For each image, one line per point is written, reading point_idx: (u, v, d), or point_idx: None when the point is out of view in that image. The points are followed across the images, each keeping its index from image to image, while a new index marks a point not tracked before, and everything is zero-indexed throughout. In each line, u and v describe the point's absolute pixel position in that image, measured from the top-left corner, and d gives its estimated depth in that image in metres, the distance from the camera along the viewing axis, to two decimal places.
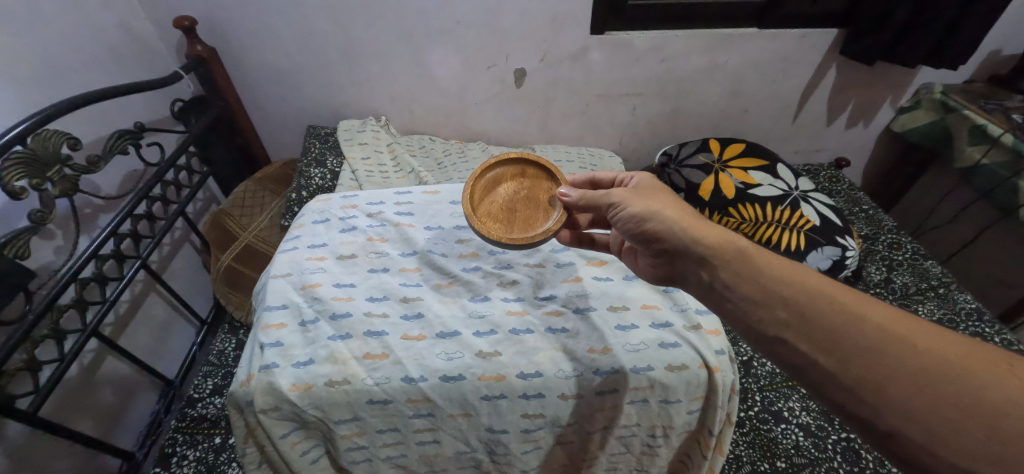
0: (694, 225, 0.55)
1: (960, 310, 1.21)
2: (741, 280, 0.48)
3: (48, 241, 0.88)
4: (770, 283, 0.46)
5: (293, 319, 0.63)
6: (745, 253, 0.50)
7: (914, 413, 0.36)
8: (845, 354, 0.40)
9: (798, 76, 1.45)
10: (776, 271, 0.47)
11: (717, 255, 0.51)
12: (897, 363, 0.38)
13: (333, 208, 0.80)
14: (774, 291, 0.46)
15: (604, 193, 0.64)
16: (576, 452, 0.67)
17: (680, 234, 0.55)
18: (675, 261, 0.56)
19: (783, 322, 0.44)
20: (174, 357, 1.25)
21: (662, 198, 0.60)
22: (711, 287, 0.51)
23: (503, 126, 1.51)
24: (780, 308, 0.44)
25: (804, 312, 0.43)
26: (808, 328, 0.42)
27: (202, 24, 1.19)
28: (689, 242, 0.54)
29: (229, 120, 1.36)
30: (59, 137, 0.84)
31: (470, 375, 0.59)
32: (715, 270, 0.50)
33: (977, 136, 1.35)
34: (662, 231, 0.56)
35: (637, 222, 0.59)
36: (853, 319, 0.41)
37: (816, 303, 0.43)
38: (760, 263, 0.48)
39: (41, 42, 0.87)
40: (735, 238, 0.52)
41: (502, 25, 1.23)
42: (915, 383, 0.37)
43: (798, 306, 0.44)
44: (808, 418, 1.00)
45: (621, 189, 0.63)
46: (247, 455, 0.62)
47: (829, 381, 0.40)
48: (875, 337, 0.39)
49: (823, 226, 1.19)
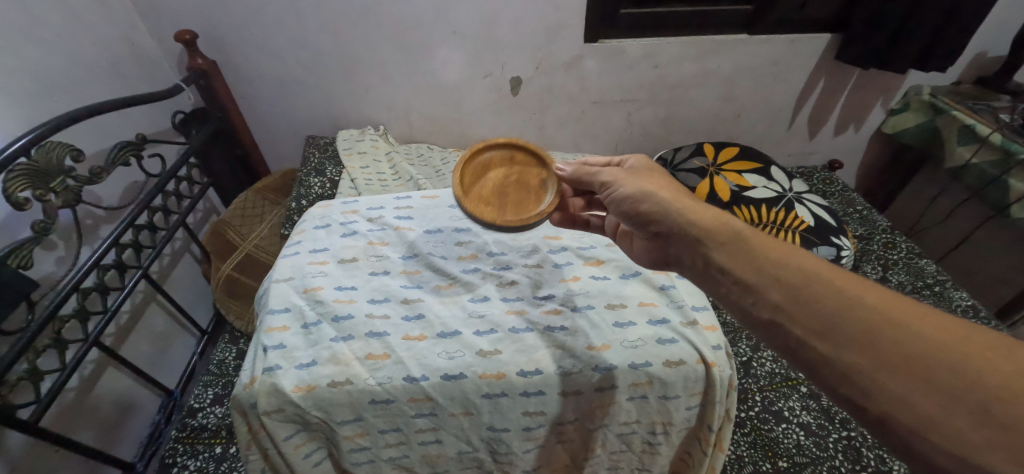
0: (686, 205, 0.56)
1: (956, 308, 1.22)
2: (735, 263, 0.48)
3: (50, 252, 0.90)
4: (766, 267, 0.46)
5: (295, 322, 0.63)
6: (741, 236, 0.50)
7: (904, 398, 0.35)
8: (837, 337, 0.39)
9: (788, 80, 1.48)
10: (772, 255, 0.47)
11: (709, 236, 0.52)
12: (890, 346, 0.37)
13: (333, 213, 0.81)
14: (768, 274, 0.45)
15: (594, 172, 0.66)
16: (577, 451, 0.68)
17: (673, 215, 0.56)
18: (669, 243, 0.57)
19: (777, 305, 0.43)
20: (174, 368, 1.25)
21: (653, 179, 0.62)
22: (705, 268, 0.52)
23: (500, 133, 1.53)
24: (775, 292, 0.44)
25: (798, 295, 0.42)
26: (802, 311, 0.42)
27: (203, 37, 1.21)
28: (682, 224, 0.55)
29: (229, 131, 1.37)
30: (62, 149, 0.85)
31: (471, 374, 0.59)
32: (710, 253, 0.51)
33: (966, 136, 1.38)
34: (655, 212, 0.58)
35: (632, 203, 0.61)
36: (848, 302, 0.40)
37: (811, 286, 0.42)
38: (755, 248, 0.48)
39: (43, 57, 0.89)
40: (727, 220, 0.52)
41: (497, 34, 1.26)
42: (907, 365, 0.36)
43: (792, 289, 0.43)
44: (808, 417, 1.01)
45: (613, 170, 0.65)
46: (249, 459, 0.62)
47: (821, 364, 0.39)
48: (868, 320, 0.38)
49: (817, 226, 1.21)
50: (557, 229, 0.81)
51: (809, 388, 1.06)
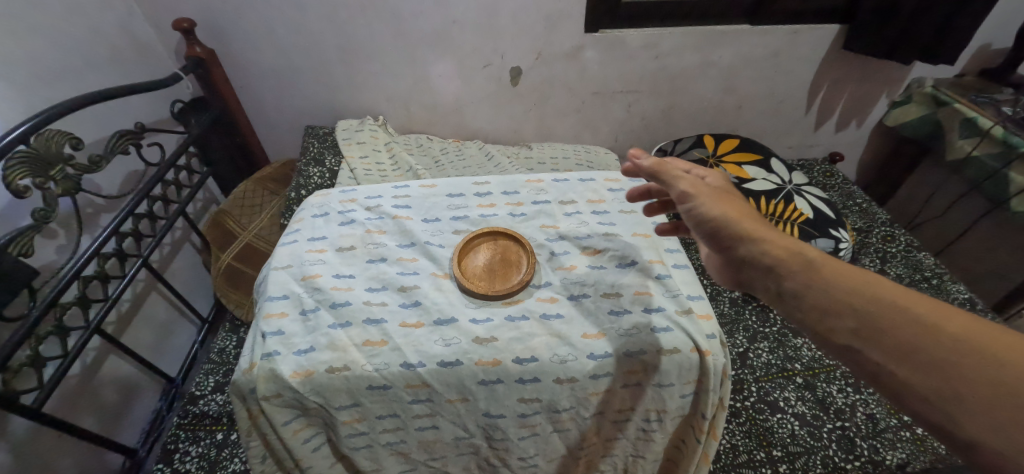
0: (765, 233, 0.54)
1: (953, 300, 1.23)
2: (806, 290, 0.47)
3: (50, 240, 0.90)
4: (839, 293, 0.45)
5: (293, 308, 0.64)
6: (811, 263, 0.48)
7: (1001, 428, 0.34)
8: (922, 364, 0.38)
9: (790, 72, 1.47)
10: (846, 280, 0.45)
11: (781, 264, 0.50)
12: (978, 374, 0.36)
13: (332, 202, 0.80)
14: (841, 298, 0.44)
15: (677, 177, 0.63)
16: (573, 438, 0.69)
17: (751, 242, 0.54)
18: (741, 268, 0.55)
19: (852, 330, 0.43)
20: (175, 356, 1.26)
21: (733, 204, 0.59)
22: (776, 295, 0.51)
23: (499, 124, 1.52)
24: (849, 317, 0.43)
25: (874, 322, 0.42)
26: (880, 336, 0.41)
27: (201, 26, 1.20)
28: (757, 250, 0.53)
29: (228, 121, 1.37)
30: (61, 138, 0.85)
31: (467, 361, 0.60)
32: (781, 279, 0.50)
33: (968, 129, 1.37)
34: (736, 238, 0.55)
35: (713, 223, 0.58)
36: (927, 329, 0.39)
37: (886, 312, 0.42)
38: (829, 273, 0.47)
39: (40, 44, 0.89)
40: (800, 248, 0.51)
41: (497, 24, 1.25)
42: (1006, 395, 0.35)
43: (868, 314, 0.42)
44: (803, 407, 1.02)
45: (699, 184, 0.61)
46: (248, 443, 0.64)
47: (906, 391, 0.39)
48: (952, 347, 0.38)
49: (816, 219, 1.22)
50: (555, 218, 0.79)
51: (805, 378, 1.08)
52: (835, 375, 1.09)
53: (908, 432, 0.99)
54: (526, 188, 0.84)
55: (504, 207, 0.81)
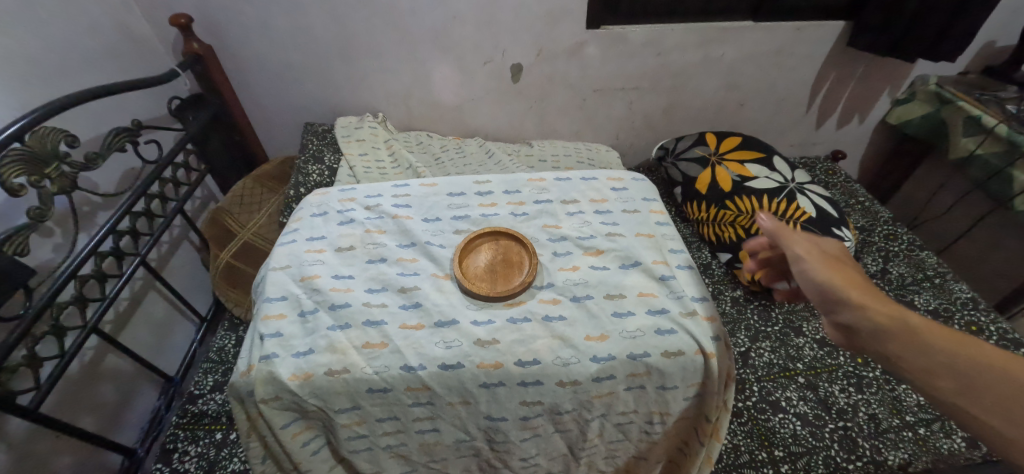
0: (868, 298, 0.55)
1: (956, 300, 1.23)
2: (907, 354, 0.50)
3: (47, 239, 0.89)
4: (939, 357, 0.48)
5: (292, 310, 0.63)
6: (913, 328, 0.50)
7: None
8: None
9: (794, 69, 1.46)
10: (946, 343, 0.48)
11: (884, 330, 0.52)
12: None
13: (331, 201, 0.79)
14: (944, 362, 0.48)
15: (792, 241, 0.63)
16: (575, 440, 0.68)
17: (853, 308, 0.55)
18: (849, 334, 0.56)
19: (954, 390, 0.46)
20: (174, 355, 1.25)
21: (841, 268, 0.59)
22: (882, 358, 0.53)
23: (500, 121, 1.51)
24: (947, 378, 0.47)
25: (971, 382, 0.46)
26: (979, 398, 0.45)
27: (198, 22, 1.19)
28: (859, 316, 0.54)
29: (226, 118, 1.36)
30: (56, 134, 0.84)
31: (468, 363, 0.59)
32: (884, 345, 0.52)
33: (972, 127, 1.37)
34: (843, 306, 0.56)
35: (822, 288, 0.59)
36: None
37: (986, 372, 0.45)
38: (932, 338, 0.49)
39: (35, 40, 0.87)
40: (901, 311, 0.52)
41: (498, 20, 1.23)
42: None
43: (967, 376, 0.46)
44: (805, 407, 1.02)
45: (809, 248, 0.62)
46: (247, 445, 0.63)
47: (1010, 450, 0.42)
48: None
49: (818, 218, 1.20)
50: (557, 217, 0.78)
51: (807, 378, 1.07)
52: (837, 375, 1.08)
53: (909, 432, 0.99)
54: (528, 187, 0.83)
55: (505, 206, 0.80)
